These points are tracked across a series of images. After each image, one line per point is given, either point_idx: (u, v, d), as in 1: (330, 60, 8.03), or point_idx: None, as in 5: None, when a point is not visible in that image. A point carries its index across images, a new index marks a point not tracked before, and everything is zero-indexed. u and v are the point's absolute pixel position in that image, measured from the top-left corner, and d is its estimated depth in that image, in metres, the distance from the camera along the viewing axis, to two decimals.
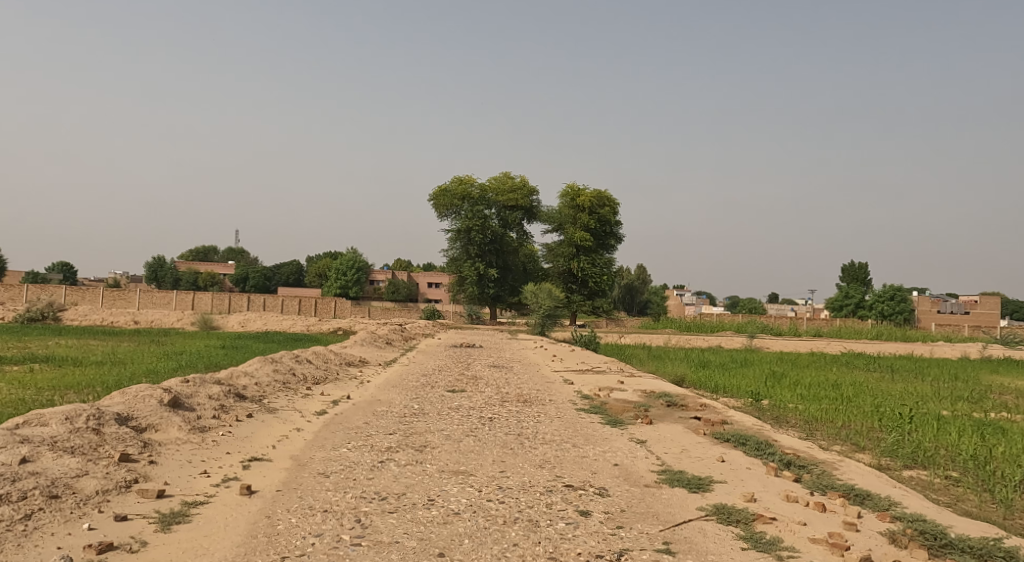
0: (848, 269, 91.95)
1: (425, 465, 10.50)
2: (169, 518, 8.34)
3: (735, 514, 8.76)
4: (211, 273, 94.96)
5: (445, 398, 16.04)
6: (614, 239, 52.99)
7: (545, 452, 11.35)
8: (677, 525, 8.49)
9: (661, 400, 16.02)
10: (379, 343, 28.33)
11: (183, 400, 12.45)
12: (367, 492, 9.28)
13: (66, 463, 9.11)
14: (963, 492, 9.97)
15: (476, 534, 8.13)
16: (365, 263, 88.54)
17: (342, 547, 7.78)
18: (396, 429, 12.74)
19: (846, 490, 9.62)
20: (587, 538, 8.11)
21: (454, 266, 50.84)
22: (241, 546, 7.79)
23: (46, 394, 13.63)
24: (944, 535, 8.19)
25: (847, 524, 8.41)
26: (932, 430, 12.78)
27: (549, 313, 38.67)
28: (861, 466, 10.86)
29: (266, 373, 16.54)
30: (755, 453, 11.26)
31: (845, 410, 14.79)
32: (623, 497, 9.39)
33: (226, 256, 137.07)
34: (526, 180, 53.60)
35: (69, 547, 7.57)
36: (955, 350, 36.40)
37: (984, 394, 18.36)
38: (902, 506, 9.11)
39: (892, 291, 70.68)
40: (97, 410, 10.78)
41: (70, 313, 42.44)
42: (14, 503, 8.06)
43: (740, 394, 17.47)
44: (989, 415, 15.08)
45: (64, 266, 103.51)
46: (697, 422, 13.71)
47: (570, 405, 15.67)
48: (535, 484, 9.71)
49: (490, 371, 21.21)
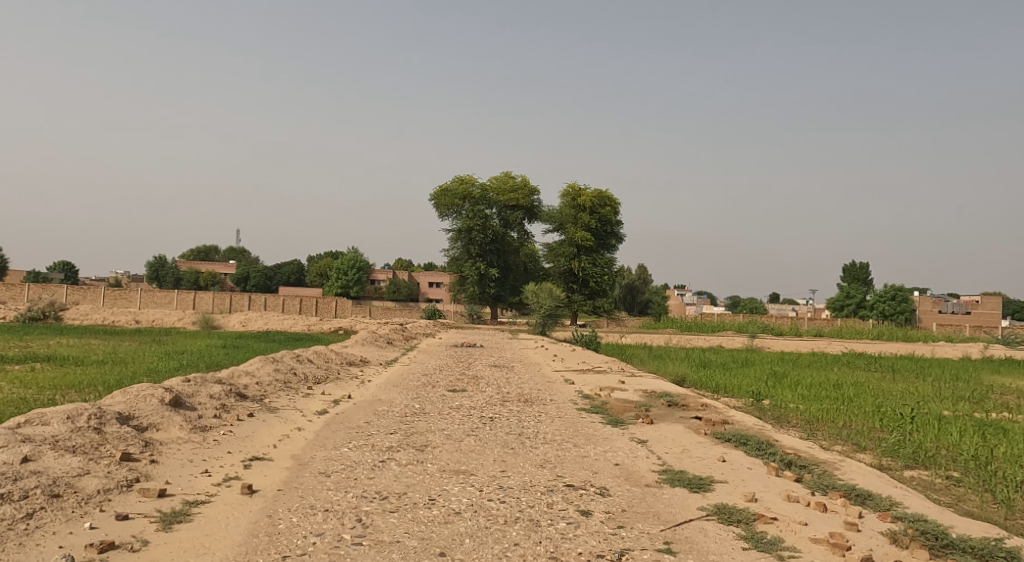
0: (849, 269, 91.93)
1: (426, 464, 10.50)
2: (170, 517, 8.35)
3: (736, 513, 8.76)
4: (213, 273, 95.05)
5: (446, 398, 16.04)
6: (614, 239, 52.96)
7: (546, 452, 11.34)
8: (678, 525, 8.49)
9: (662, 400, 16.01)
10: (379, 343, 28.31)
11: (184, 400, 12.45)
12: (367, 492, 9.28)
13: (67, 462, 9.12)
14: (964, 492, 9.98)
15: (477, 534, 8.13)
16: (366, 262, 88.57)
17: (343, 547, 7.79)
18: (397, 428, 12.74)
19: (847, 490, 9.62)
20: (587, 538, 8.10)
21: (455, 266, 50.87)
22: (242, 546, 7.79)
23: (47, 394, 13.64)
24: (945, 535, 8.19)
25: (848, 524, 8.41)
26: (933, 430, 12.78)
27: (550, 312, 38.69)
28: (862, 466, 10.85)
29: (267, 373, 16.53)
30: (755, 453, 11.26)
31: (846, 410, 14.78)
32: (623, 497, 9.38)
33: (227, 256, 136.99)
34: (527, 180, 53.57)
35: (71, 546, 7.57)
36: (956, 351, 36.39)
37: (985, 394, 18.35)
38: (903, 506, 9.11)
39: (893, 291, 70.67)
40: (98, 409, 10.78)
41: (71, 313, 42.45)
42: (16, 502, 8.05)
43: (740, 394, 17.45)
44: (990, 415, 15.07)
45: (66, 266, 103.63)
46: (698, 422, 13.70)
47: (571, 405, 15.66)
48: (536, 484, 9.71)
49: (491, 371, 21.21)
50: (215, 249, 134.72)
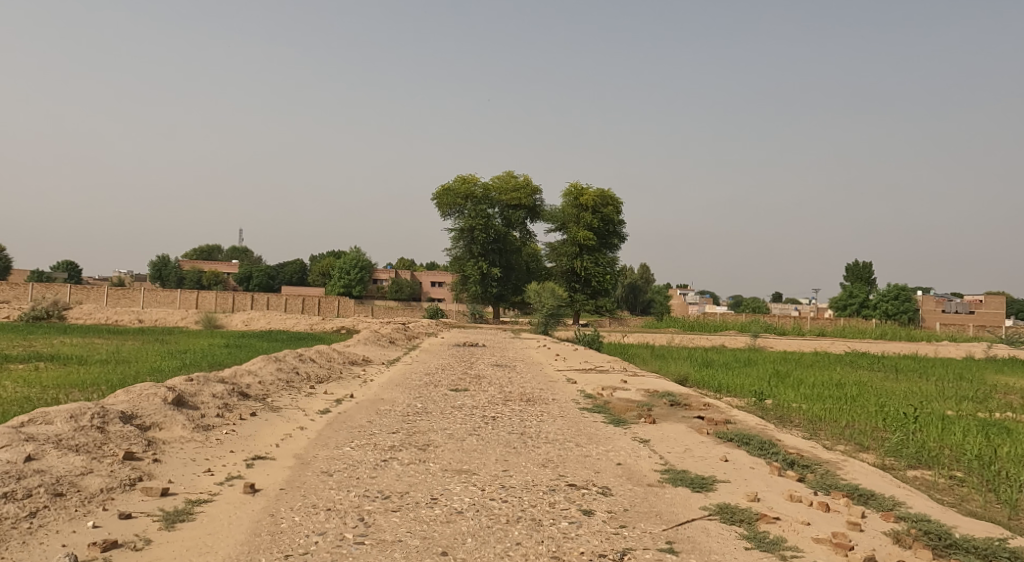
0: (852, 268, 91.83)
1: (428, 463, 10.50)
2: (173, 516, 8.35)
3: (738, 513, 8.75)
4: (216, 272, 95.09)
5: (448, 398, 16.02)
6: (617, 238, 52.95)
7: (548, 452, 11.32)
8: (680, 525, 8.48)
9: (665, 400, 15.95)
10: (381, 342, 28.27)
11: (187, 399, 12.46)
12: (369, 491, 9.28)
13: (71, 461, 9.12)
14: (967, 492, 9.96)
15: (479, 533, 8.13)
16: (369, 262, 88.50)
17: (345, 546, 7.79)
18: (400, 428, 12.73)
19: (850, 490, 9.60)
20: (590, 538, 8.09)
21: (458, 265, 50.87)
22: (244, 545, 7.79)
23: (50, 393, 13.65)
24: (949, 535, 8.18)
25: (851, 524, 8.39)
26: (937, 430, 12.75)
27: (552, 312, 38.65)
28: (865, 466, 10.83)
29: (269, 372, 16.52)
30: (758, 453, 11.23)
31: (848, 410, 14.74)
32: (626, 497, 9.37)
33: (230, 255, 137.13)
34: (529, 179, 53.46)
35: (74, 545, 7.58)
36: (959, 350, 36.27)
37: (988, 394, 18.27)
38: (907, 506, 9.09)
39: (896, 291, 70.62)
40: (101, 408, 10.79)
41: (75, 312, 42.52)
42: (20, 501, 8.06)
43: (743, 394, 17.39)
44: (994, 415, 15.02)
45: (70, 265, 103.76)
46: (700, 422, 13.66)
47: (573, 405, 15.62)
48: (538, 484, 9.69)
49: (493, 371, 21.15)
50: (218, 248, 134.80)
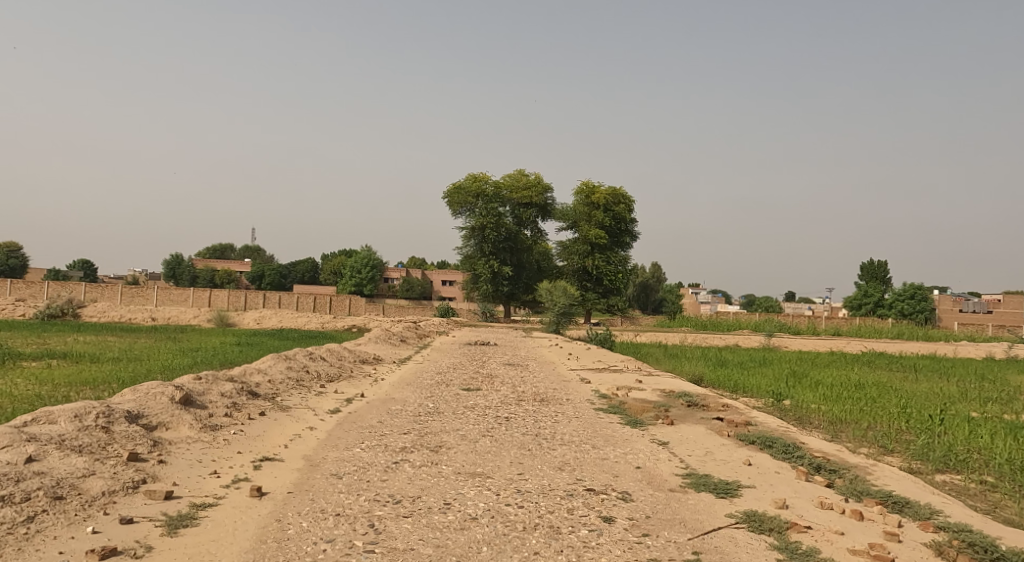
0: (867, 267, 90.71)
1: (440, 466, 10.13)
2: (176, 521, 8.04)
3: (767, 521, 8.36)
4: (228, 272, 95.17)
5: (461, 398, 15.60)
6: (629, 236, 52.60)
7: (564, 454, 10.97)
8: (706, 534, 8.10)
9: (681, 401, 15.48)
10: (392, 341, 27.91)
11: (194, 398, 12.17)
12: (380, 495, 8.95)
13: (73, 462, 8.85)
14: (1001, 498, 9.57)
15: (495, 542, 7.77)
16: (380, 261, 88.58)
17: (354, 554, 7.44)
18: (411, 429, 12.37)
19: (882, 496, 9.18)
20: (611, 547, 7.72)
21: (468, 263, 50.56)
22: (249, 552, 7.47)
23: (61, 390, 13.38)
24: (994, 548, 7.74)
25: (888, 535, 7.98)
26: (963, 432, 12.33)
27: (564, 310, 38.08)
28: (894, 470, 10.42)
29: (279, 370, 16.24)
30: (783, 456, 10.83)
31: (871, 412, 14.28)
32: (647, 502, 9.00)
33: (241, 253, 137.16)
34: (539, 176, 53.14)
35: (72, 552, 7.27)
36: (979, 351, 35.56)
37: (1013, 396, 17.70)
38: (944, 515, 8.65)
39: (912, 290, 69.83)
40: (106, 407, 10.50)
41: (89, 309, 42.41)
42: (18, 505, 7.77)
43: (760, 394, 16.93)
44: (1017, 416, 14.56)
45: (84, 264, 103.96)
46: (720, 423, 13.23)
47: (588, 406, 15.16)
48: (555, 488, 9.34)
49: (506, 370, 20.75)
50: (230, 248, 135.07)
